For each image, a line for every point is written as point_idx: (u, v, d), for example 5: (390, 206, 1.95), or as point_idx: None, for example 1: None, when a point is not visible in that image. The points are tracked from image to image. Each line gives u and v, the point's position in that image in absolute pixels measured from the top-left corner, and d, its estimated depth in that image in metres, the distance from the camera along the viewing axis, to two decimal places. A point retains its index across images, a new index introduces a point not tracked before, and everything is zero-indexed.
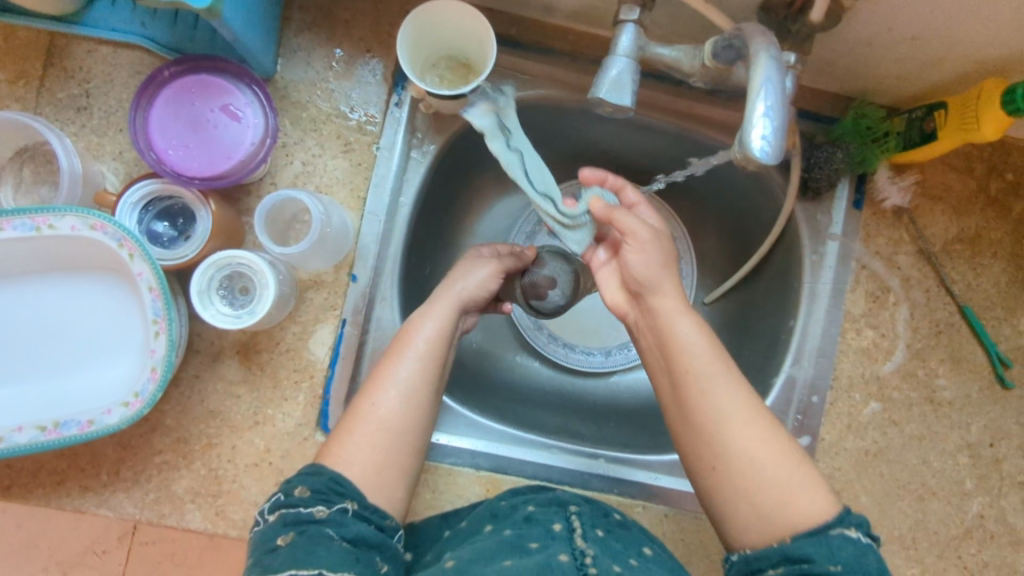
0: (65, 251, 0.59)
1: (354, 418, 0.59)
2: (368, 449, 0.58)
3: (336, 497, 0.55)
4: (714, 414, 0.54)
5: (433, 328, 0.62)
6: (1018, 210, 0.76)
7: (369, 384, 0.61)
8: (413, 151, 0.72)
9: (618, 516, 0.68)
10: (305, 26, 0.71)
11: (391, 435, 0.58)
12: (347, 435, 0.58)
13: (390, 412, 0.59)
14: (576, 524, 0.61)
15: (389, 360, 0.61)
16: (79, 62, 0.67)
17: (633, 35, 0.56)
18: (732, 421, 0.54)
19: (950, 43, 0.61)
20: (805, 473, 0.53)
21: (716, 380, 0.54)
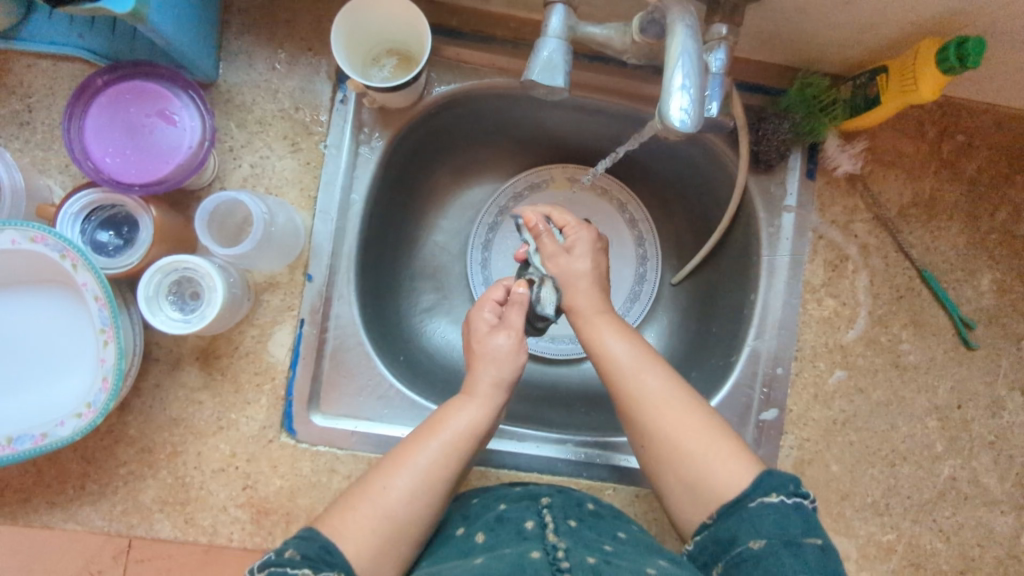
0: (10, 266, 0.59)
1: (361, 496, 0.58)
2: (368, 532, 0.56)
3: (325, 566, 0.53)
4: (644, 398, 0.63)
5: (470, 418, 0.62)
6: (972, 171, 0.76)
7: (385, 464, 0.60)
8: (362, 146, 0.72)
9: (592, 506, 0.69)
10: (244, 29, 0.70)
11: (395, 525, 0.57)
12: (350, 512, 0.57)
13: (401, 500, 0.58)
14: (547, 519, 0.62)
15: (413, 446, 0.61)
16: (19, 78, 0.67)
17: (563, 15, 0.56)
18: (659, 406, 0.63)
19: (884, 6, 0.60)
20: (727, 449, 0.61)
21: (648, 376, 0.64)
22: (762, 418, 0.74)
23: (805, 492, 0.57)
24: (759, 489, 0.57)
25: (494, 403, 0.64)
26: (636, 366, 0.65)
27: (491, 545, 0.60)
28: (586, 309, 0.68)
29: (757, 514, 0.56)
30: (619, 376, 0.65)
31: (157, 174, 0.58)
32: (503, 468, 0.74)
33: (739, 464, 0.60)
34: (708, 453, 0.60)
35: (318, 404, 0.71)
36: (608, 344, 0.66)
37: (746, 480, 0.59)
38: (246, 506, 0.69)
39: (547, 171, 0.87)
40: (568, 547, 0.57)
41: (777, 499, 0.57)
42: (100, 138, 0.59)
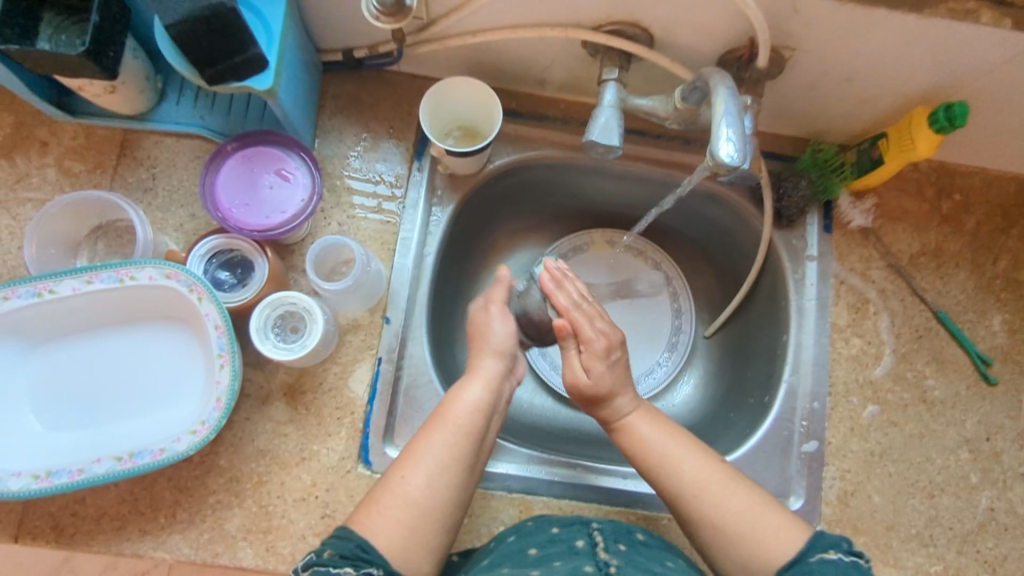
0: (141, 302, 0.68)
1: (384, 491, 0.62)
2: (396, 525, 0.60)
3: (363, 563, 0.57)
4: (686, 487, 0.66)
5: (472, 396, 0.67)
6: (970, 224, 0.86)
7: (400, 458, 0.64)
8: (434, 208, 0.82)
9: (643, 535, 0.69)
10: (337, 110, 0.83)
11: (419, 514, 0.61)
12: (377, 506, 0.61)
13: (418, 488, 0.62)
14: (599, 540, 0.65)
15: (425, 431, 0.65)
16: (148, 152, 0.79)
17: (616, 90, 0.69)
18: (703, 492, 0.65)
19: (878, 83, 0.73)
20: (776, 521, 0.64)
21: (684, 457, 0.67)
22: (804, 449, 0.80)
23: (859, 551, 0.62)
24: (816, 546, 0.61)
25: (496, 380, 0.68)
26: (673, 454, 0.67)
27: (543, 558, 0.63)
28: (617, 411, 0.70)
29: (818, 567, 0.59)
30: (656, 466, 0.67)
31: (273, 224, 0.69)
32: (563, 498, 0.77)
33: (787, 530, 0.63)
34: (756, 527, 0.63)
35: (391, 437, 0.76)
36: (638, 428, 0.69)
37: (800, 543, 0.62)
38: (324, 534, 0.73)
39: (587, 235, 0.97)
40: (619, 566, 0.61)
41: (836, 555, 0.61)
42: (228, 192, 0.70)
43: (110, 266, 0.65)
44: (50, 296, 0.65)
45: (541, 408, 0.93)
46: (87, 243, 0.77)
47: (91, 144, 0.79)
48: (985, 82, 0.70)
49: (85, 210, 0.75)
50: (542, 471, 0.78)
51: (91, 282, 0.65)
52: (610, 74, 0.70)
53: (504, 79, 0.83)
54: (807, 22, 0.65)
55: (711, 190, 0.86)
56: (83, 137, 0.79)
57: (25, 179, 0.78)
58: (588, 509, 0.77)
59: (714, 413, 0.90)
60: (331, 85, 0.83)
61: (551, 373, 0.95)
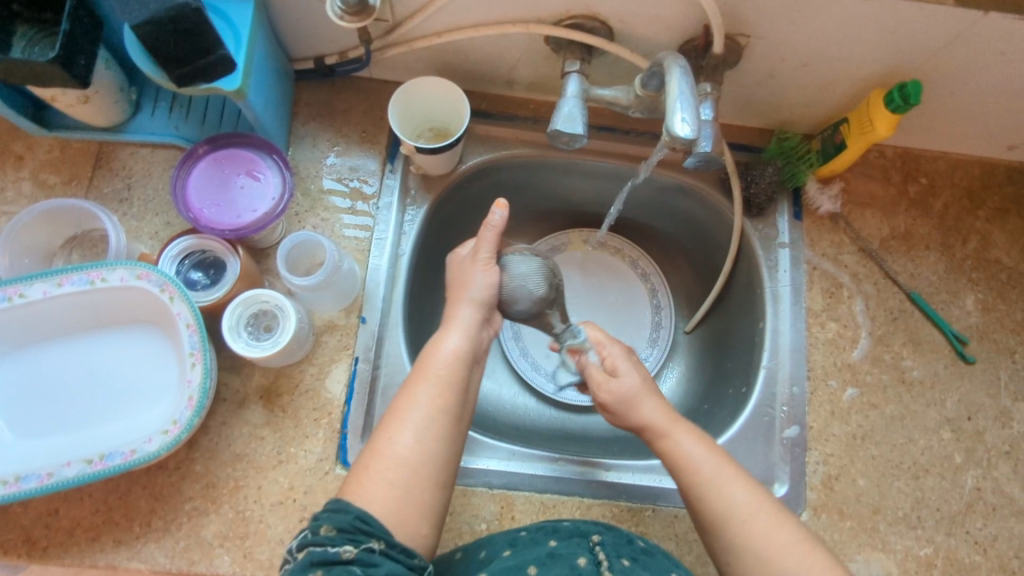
0: (113, 305, 0.68)
1: (372, 456, 0.60)
2: (388, 488, 0.59)
3: (363, 536, 0.56)
4: (733, 513, 0.61)
5: (451, 347, 0.66)
6: (938, 207, 0.87)
7: (385, 419, 0.63)
8: (408, 210, 0.83)
9: (642, 543, 0.69)
10: (310, 117, 0.84)
11: (410, 471, 0.60)
12: (366, 473, 0.60)
13: (407, 448, 0.61)
14: (601, 556, 0.64)
15: (408, 389, 0.64)
16: (122, 162, 0.80)
17: (578, 81, 0.71)
18: (748, 520, 0.60)
19: (835, 68, 0.75)
20: (816, 563, 0.58)
21: (728, 484, 0.62)
22: (785, 435, 0.79)
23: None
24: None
25: (472, 327, 0.68)
26: (720, 477, 0.62)
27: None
28: (656, 422, 0.66)
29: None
30: (701, 488, 0.62)
31: (244, 222, 0.70)
32: (545, 493, 0.76)
33: (826, 571, 0.58)
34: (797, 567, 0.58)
35: (369, 437, 0.76)
36: (684, 448, 0.64)
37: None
38: None
39: (564, 236, 0.98)
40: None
41: None
42: (200, 195, 0.71)
43: (81, 268, 0.65)
44: (21, 300, 0.65)
45: (524, 409, 0.93)
46: (61, 252, 0.77)
47: (66, 158, 0.80)
48: (936, 61, 0.72)
49: (59, 221, 0.76)
50: (523, 466, 0.77)
51: (62, 284, 0.65)
52: (572, 67, 0.72)
53: (473, 80, 0.85)
54: (759, 8, 0.67)
55: (682, 182, 0.87)
56: (58, 150, 0.80)
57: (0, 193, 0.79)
58: (570, 504, 0.75)
59: (697, 407, 0.90)
60: (304, 93, 0.85)
61: (534, 374, 0.95)
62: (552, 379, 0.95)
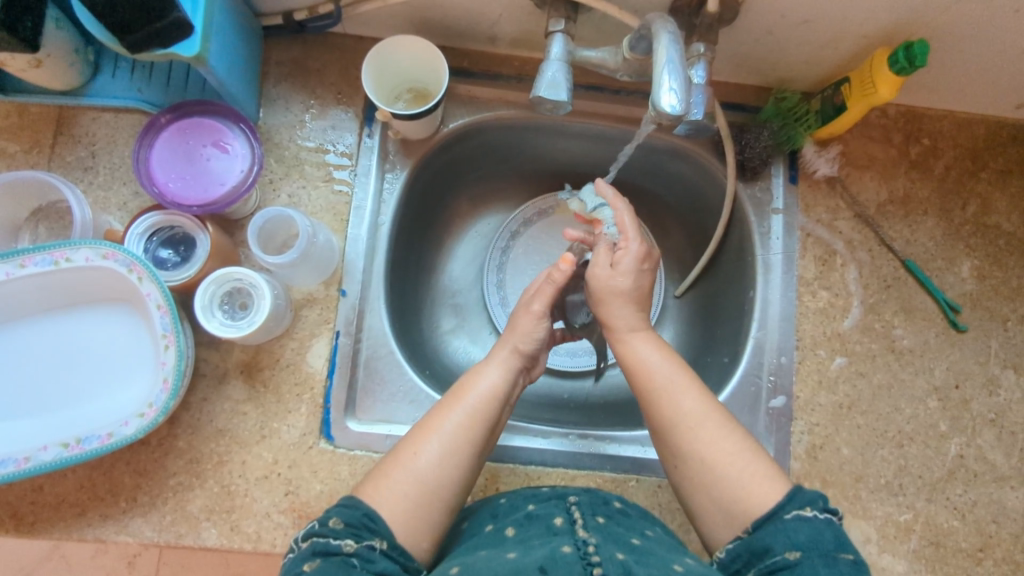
0: (81, 285, 0.67)
1: (393, 465, 0.61)
2: (401, 497, 0.59)
3: (367, 533, 0.56)
4: (679, 416, 0.62)
5: (488, 383, 0.66)
6: (940, 169, 0.83)
7: (412, 434, 0.63)
8: (387, 175, 0.80)
9: (620, 504, 0.68)
10: (282, 78, 0.79)
11: (426, 490, 0.60)
12: (385, 480, 0.60)
13: (429, 464, 0.61)
14: (576, 515, 0.61)
15: (439, 411, 0.64)
16: (85, 129, 0.76)
17: (563, 42, 0.66)
18: (692, 424, 0.61)
19: (837, 25, 0.71)
20: (759, 469, 0.59)
21: (680, 390, 0.63)
22: (771, 405, 0.79)
23: (835, 509, 0.56)
24: (794, 500, 0.56)
25: (510, 369, 0.68)
26: (674, 384, 0.63)
27: (520, 539, 0.60)
28: (624, 325, 0.68)
29: (793, 526, 0.54)
30: (653, 393, 0.64)
31: (212, 197, 0.68)
32: (530, 465, 0.76)
33: (771, 480, 0.59)
34: (744, 471, 0.59)
35: (353, 411, 0.74)
36: (636, 349, 0.66)
37: (778, 496, 0.57)
38: (289, 511, 0.70)
39: (552, 198, 0.95)
40: (598, 542, 0.56)
41: (812, 513, 0.55)
42: (164, 167, 0.70)
43: (43, 249, 0.63)
44: None
45: None
46: (29, 225, 0.74)
47: (25, 124, 0.76)
48: (944, 19, 0.68)
49: (23, 193, 0.72)
50: (509, 438, 0.77)
51: (26, 265, 0.64)
52: (557, 25, 0.67)
53: (453, 36, 0.80)
54: None
55: (673, 145, 0.84)
56: (16, 116, 0.76)
57: None
58: (555, 475, 0.76)
59: None
60: (273, 51, 0.80)
61: None
62: None
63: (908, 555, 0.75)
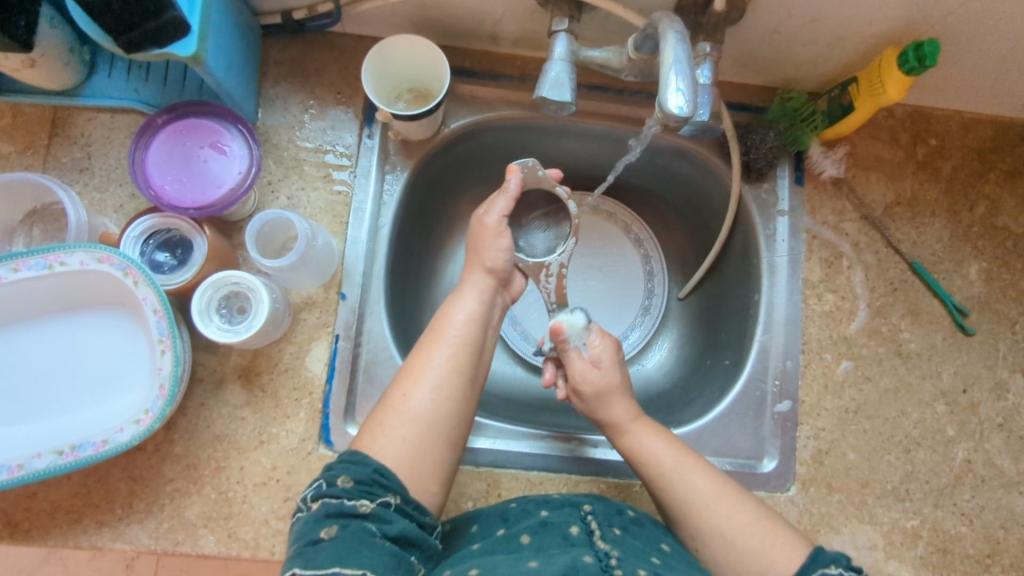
0: (76, 288, 0.66)
1: (386, 411, 0.61)
2: (401, 444, 0.59)
3: (379, 490, 0.56)
4: (689, 498, 0.62)
5: (465, 312, 0.66)
6: (948, 170, 0.82)
7: (398, 379, 0.63)
8: (387, 176, 0.78)
9: (632, 514, 0.66)
10: (280, 77, 0.78)
11: (424, 430, 0.60)
12: (379, 428, 0.60)
13: (422, 404, 0.61)
14: (593, 525, 0.61)
15: (423, 349, 0.64)
16: (81, 129, 0.75)
17: (566, 42, 0.65)
18: (703, 503, 0.62)
19: (845, 24, 0.70)
20: (779, 536, 0.59)
21: (688, 472, 0.64)
22: (777, 410, 0.77)
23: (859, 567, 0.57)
24: (817, 561, 0.57)
25: (484, 292, 0.68)
26: (682, 466, 0.64)
27: (537, 548, 0.59)
28: (622, 420, 0.68)
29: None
30: (663, 479, 0.64)
31: (209, 200, 0.67)
32: (532, 470, 0.75)
33: (790, 545, 0.59)
34: (765, 542, 0.59)
35: (353, 416, 0.73)
36: (644, 441, 0.66)
37: (800, 559, 0.58)
38: (287, 517, 0.69)
39: None
40: (619, 555, 0.56)
41: (836, 571, 0.56)
42: (160, 169, 0.68)
43: (37, 252, 0.62)
44: None
45: (515, 378, 0.90)
46: (22, 227, 0.73)
47: (19, 124, 0.74)
48: (954, 18, 0.67)
49: (16, 195, 0.71)
50: (511, 443, 0.76)
51: (19, 269, 0.63)
52: (560, 24, 0.66)
53: (454, 36, 0.79)
54: None
55: (678, 146, 0.82)
56: (10, 116, 0.75)
57: None
58: (558, 480, 0.75)
59: (688, 377, 0.88)
60: (272, 50, 0.78)
61: (522, 342, 0.92)
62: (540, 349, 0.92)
63: (915, 562, 0.74)
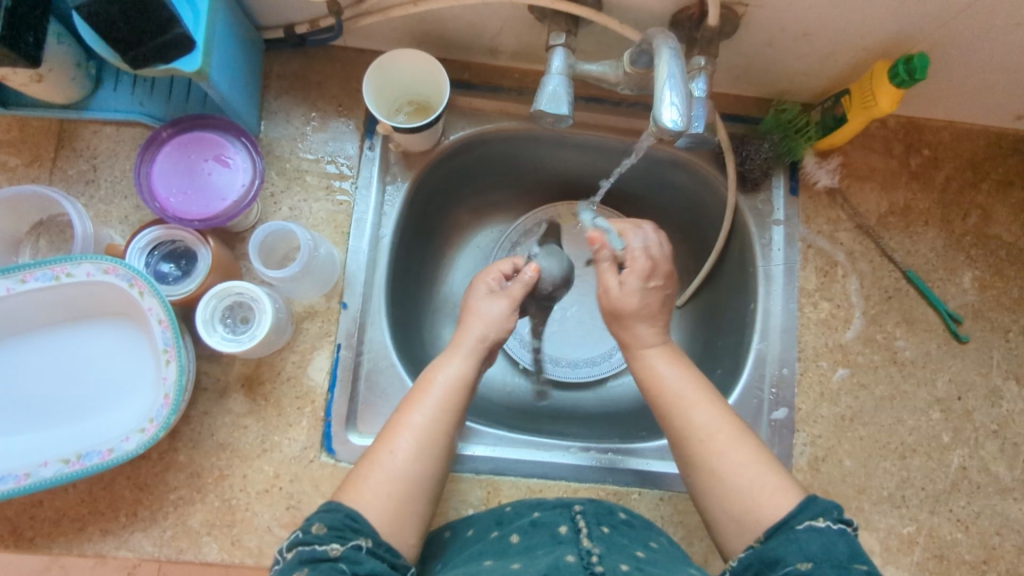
0: (83, 299, 0.67)
1: (370, 464, 0.61)
2: (384, 496, 0.59)
3: (352, 534, 0.56)
4: (693, 430, 0.62)
5: (452, 370, 0.65)
6: (941, 181, 0.84)
7: (387, 432, 0.63)
8: (388, 187, 0.79)
9: (624, 516, 0.67)
10: (283, 91, 0.79)
11: (406, 485, 0.60)
12: (363, 479, 0.60)
13: (406, 460, 0.61)
14: (581, 524, 0.61)
15: (409, 406, 0.64)
16: (86, 142, 0.76)
17: (563, 56, 0.66)
18: (706, 438, 0.62)
19: (838, 38, 0.71)
20: (773, 482, 0.59)
21: (697, 406, 0.63)
22: (774, 417, 0.78)
23: (850, 519, 0.55)
24: (806, 512, 0.56)
25: (477, 351, 0.67)
26: (690, 398, 0.64)
27: (524, 547, 0.59)
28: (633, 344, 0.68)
29: (805, 537, 0.54)
30: (669, 406, 0.64)
31: (213, 211, 0.68)
32: (532, 477, 0.76)
33: (783, 491, 0.58)
34: (756, 485, 0.59)
35: (354, 424, 0.74)
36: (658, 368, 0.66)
37: (791, 507, 0.57)
38: (290, 525, 0.70)
39: (553, 208, 0.95)
40: (602, 552, 0.57)
41: (825, 523, 0.54)
42: (166, 182, 0.70)
43: (44, 264, 0.63)
44: None
45: (515, 386, 0.91)
46: (29, 239, 0.74)
47: (26, 137, 0.76)
48: (944, 32, 0.68)
49: (22, 207, 0.72)
50: (511, 451, 0.76)
51: (27, 280, 0.64)
52: (557, 39, 0.67)
53: (454, 49, 0.80)
54: None
55: (674, 157, 0.84)
56: (16, 130, 0.76)
57: None
58: (557, 488, 0.75)
59: None
60: (274, 64, 0.80)
61: (521, 349, 0.92)
62: (540, 357, 0.93)
63: (911, 567, 0.75)
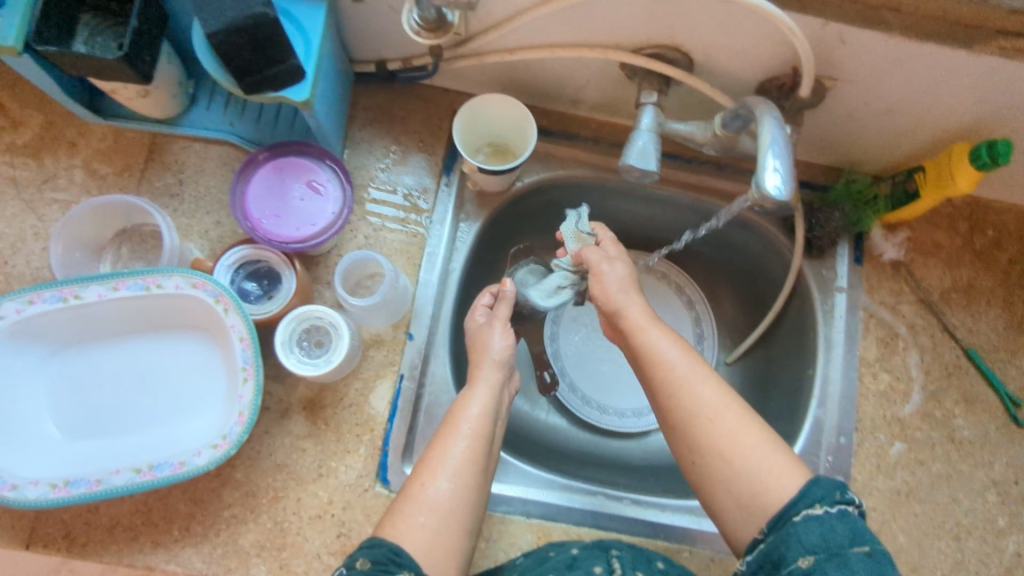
0: (168, 312, 0.68)
1: (406, 501, 0.60)
2: (421, 531, 0.59)
3: (395, 568, 0.55)
4: (693, 412, 0.59)
5: (480, 406, 0.66)
6: (1004, 262, 0.84)
7: (420, 469, 0.63)
8: (461, 224, 0.81)
9: (662, 565, 0.67)
10: (367, 122, 0.82)
11: (444, 517, 0.60)
12: (400, 516, 0.59)
13: (441, 496, 0.60)
14: (616, 567, 0.64)
15: (441, 442, 0.64)
16: (175, 156, 0.78)
17: (653, 114, 0.68)
18: (712, 416, 0.59)
19: (918, 117, 0.73)
20: (778, 462, 0.57)
21: (694, 382, 0.60)
22: None
23: (851, 498, 0.54)
24: (803, 499, 0.54)
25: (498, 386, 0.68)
26: (691, 376, 0.61)
27: None
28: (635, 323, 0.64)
29: (802, 529, 0.53)
30: (667, 384, 0.61)
31: (302, 236, 0.70)
32: (582, 526, 0.75)
33: (788, 471, 0.56)
34: (762, 462, 0.57)
35: (411, 457, 0.74)
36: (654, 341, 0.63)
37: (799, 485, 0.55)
38: (340, 554, 0.70)
39: None
40: None
41: (822, 509, 0.53)
42: (259, 203, 0.71)
43: (137, 274, 0.65)
44: (76, 302, 0.65)
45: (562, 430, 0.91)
46: (110, 246, 0.75)
47: (118, 147, 0.78)
48: None
49: (110, 214, 0.74)
50: (561, 497, 0.76)
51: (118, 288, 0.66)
52: (648, 98, 0.70)
53: (538, 97, 0.83)
54: (851, 54, 0.65)
55: (741, 216, 0.85)
56: (110, 140, 0.78)
57: (51, 179, 0.77)
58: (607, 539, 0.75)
59: None
60: (362, 96, 0.82)
61: (569, 394, 0.93)
62: (588, 403, 0.93)
63: None
